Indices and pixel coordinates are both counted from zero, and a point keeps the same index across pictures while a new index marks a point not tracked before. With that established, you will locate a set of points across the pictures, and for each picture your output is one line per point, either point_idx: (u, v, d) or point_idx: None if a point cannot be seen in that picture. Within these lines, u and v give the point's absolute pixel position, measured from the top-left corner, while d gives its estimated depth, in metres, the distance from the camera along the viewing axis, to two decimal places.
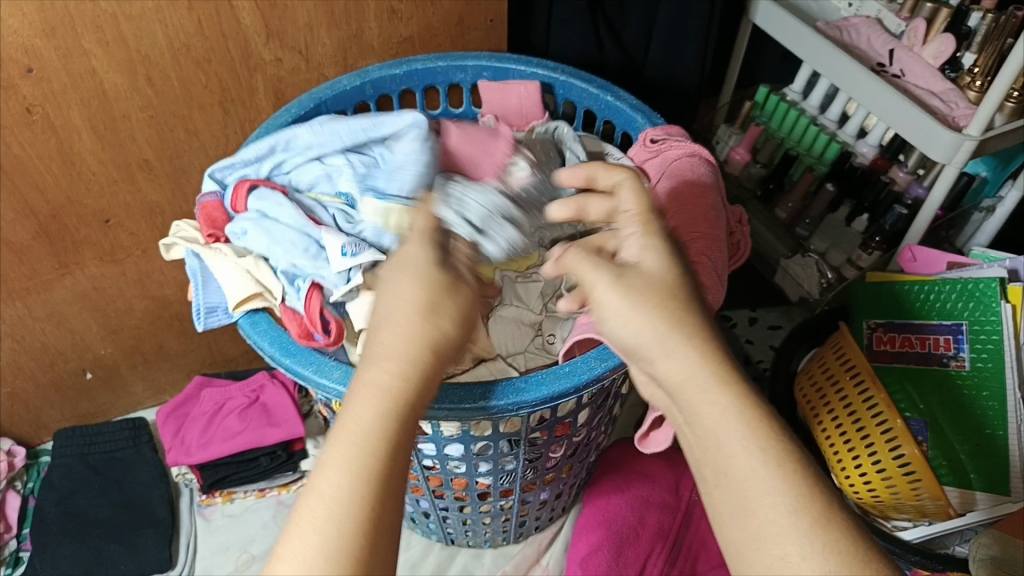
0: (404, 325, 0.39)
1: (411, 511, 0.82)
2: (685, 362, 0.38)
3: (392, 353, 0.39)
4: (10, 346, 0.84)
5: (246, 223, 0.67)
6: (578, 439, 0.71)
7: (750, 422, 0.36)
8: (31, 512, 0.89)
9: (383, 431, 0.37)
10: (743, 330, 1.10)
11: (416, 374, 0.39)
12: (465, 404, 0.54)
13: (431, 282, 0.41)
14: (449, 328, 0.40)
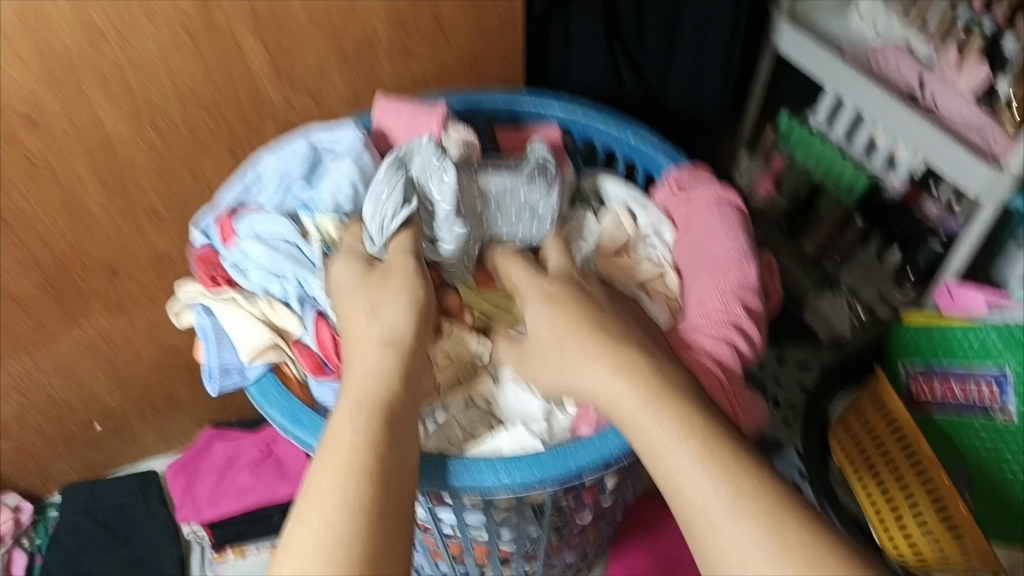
0: (377, 360, 0.49)
1: (430, 573, 0.78)
2: (616, 384, 0.47)
3: (366, 367, 0.49)
4: (17, 400, 0.82)
5: (247, 246, 0.64)
6: (606, 504, 0.67)
7: (712, 460, 0.42)
8: (38, 570, 0.86)
9: (362, 426, 0.44)
10: (772, 371, 1.06)
11: (384, 376, 0.48)
12: (489, 479, 0.52)
13: (388, 299, 0.53)
14: (401, 340, 0.50)
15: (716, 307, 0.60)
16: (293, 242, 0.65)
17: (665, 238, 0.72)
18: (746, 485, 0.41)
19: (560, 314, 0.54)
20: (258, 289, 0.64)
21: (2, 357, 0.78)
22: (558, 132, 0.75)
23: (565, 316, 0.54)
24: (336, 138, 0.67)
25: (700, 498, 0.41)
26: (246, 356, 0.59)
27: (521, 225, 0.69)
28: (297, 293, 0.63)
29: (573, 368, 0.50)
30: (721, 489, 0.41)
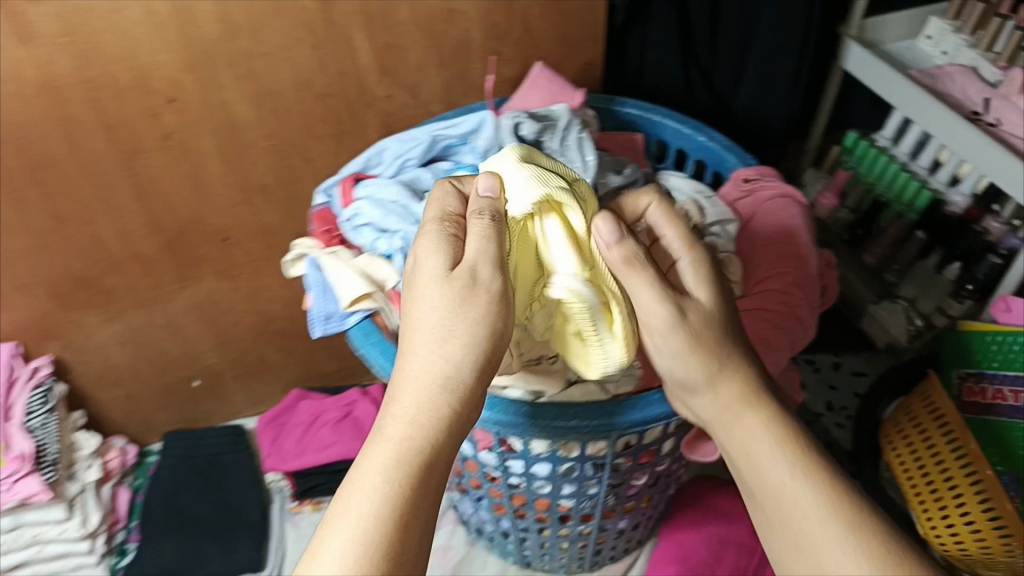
0: (410, 387, 0.46)
1: (491, 530, 0.84)
2: (724, 394, 0.52)
3: (418, 397, 0.46)
4: (131, 350, 0.92)
5: (358, 205, 0.67)
6: (661, 468, 0.72)
7: (817, 483, 0.48)
8: (139, 507, 0.95)
9: (390, 477, 0.44)
10: (826, 375, 1.09)
11: (434, 425, 0.45)
12: (560, 422, 0.58)
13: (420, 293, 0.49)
14: (462, 382, 0.46)
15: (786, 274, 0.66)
16: (402, 201, 0.66)
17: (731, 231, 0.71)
18: (848, 514, 0.47)
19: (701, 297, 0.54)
20: (365, 244, 0.66)
21: (125, 309, 0.88)
22: (643, 137, 0.79)
23: (720, 293, 0.54)
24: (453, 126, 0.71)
25: (803, 521, 0.48)
26: (345, 304, 0.63)
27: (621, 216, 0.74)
28: (400, 244, 0.63)
29: (718, 360, 0.52)
30: (827, 518, 0.47)
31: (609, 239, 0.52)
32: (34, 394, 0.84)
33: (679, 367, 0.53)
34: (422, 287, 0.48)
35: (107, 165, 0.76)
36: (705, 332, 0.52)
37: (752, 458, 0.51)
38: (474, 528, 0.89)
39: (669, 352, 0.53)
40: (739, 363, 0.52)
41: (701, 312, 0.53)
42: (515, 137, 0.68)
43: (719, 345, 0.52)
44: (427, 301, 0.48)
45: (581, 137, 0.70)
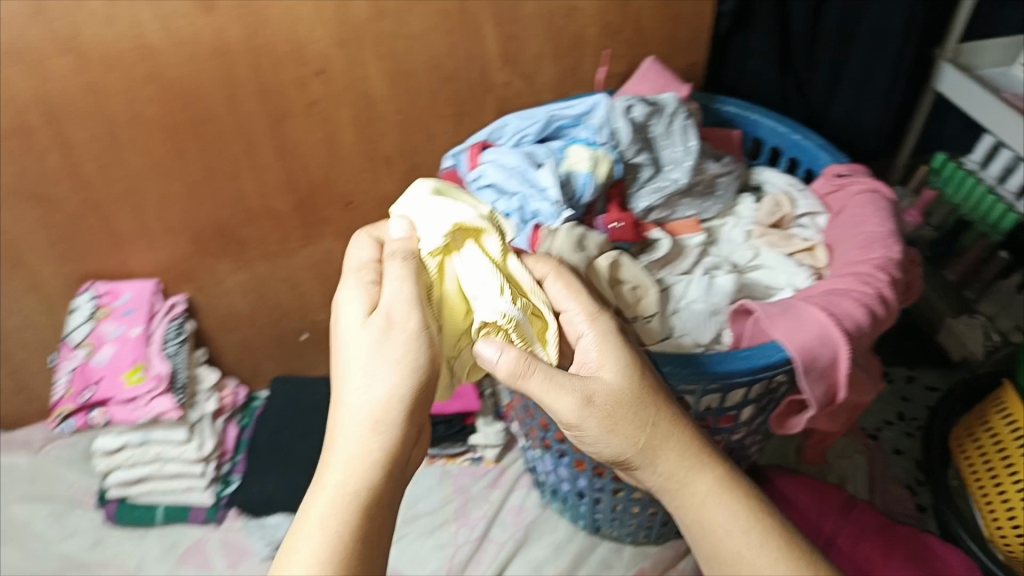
0: (345, 432, 0.52)
1: (567, 490, 0.91)
2: (668, 463, 0.57)
3: (356, 440, 0.52)
4: (253, 298, 1.02)
5: (484, 170, 0.74)
6: (737, 438, 0.77)
7: (762, 534, 0.56)
8: (243, 444, 1.04)
9: (342, 513, 0.50)
10: (900, 387, 1.11)
11: (367, 466, 0.52)
12: None
13: (353, 344, 0.54)
14: (393, 422, 0.52)
15: (864, 270, 0.68)
16: (522, 168, 0.73)
17: (818, 223, 0.79)
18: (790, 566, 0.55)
19: (608, 373, 0.56)
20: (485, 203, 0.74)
21: (253, 259, 0.99)
22: (741, 132, 0.85)
23: (631, 373, 0.56)
24: (571, 107, 0.78)
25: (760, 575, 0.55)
26: None
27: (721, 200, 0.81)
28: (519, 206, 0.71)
29: (644, 431, 0.56)
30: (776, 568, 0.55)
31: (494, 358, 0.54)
32: (171, 325, 0.95)
33: (604, 446, 0.57)
34: (353, 340, 0.54)
35: (257, 126, 0.87)
36: (621, 407, 0.55)
37: (700, 520, 0.58)
38: (550, 488, 0.96)
39: (591, 441, 0.57)
40: (667, 430, 0.57)
41: (610, 393, 0.56)
42: (626, 119, 0.74)
43: (638, 422, 0.56)
44: (355, 352, 0.54)
45: (686, 123, 0.77)
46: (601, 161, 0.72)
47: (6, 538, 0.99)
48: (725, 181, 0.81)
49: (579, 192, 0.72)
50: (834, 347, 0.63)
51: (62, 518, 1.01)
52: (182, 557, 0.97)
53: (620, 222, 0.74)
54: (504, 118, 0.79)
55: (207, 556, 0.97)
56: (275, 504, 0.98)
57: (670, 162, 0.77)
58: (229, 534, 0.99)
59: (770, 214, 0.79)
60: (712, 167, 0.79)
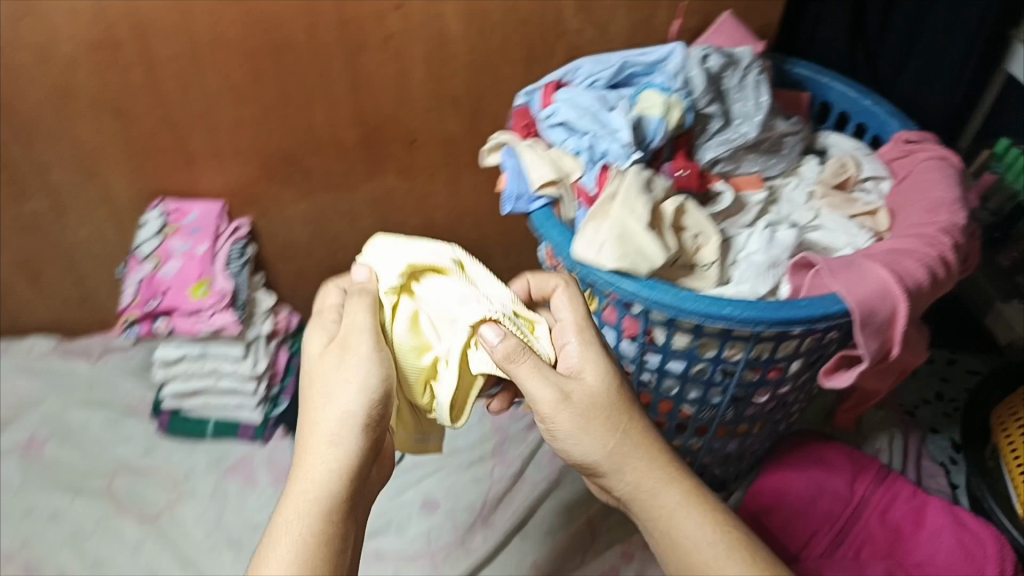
0: (311, 446, 0.57)
1: None
2: (636, 468, 0.62)
3: (316, 456, 0.56)
4: (311, 227, 1.06)
5: (558, 110, 0.75)
6: (782, 392, 0.78)
7: (726, 545, 0.60)
8: (293, 368, 1.08)
9: (310, 522, 0.54)
10: (941, 367, 1.11)
11: (332, 474, 0.56)
12: (689, 303, 0.65)
13: (321, 373, 0.59)
14: (350, 435, 0.57)
15: (930, 233, 0.68)
16: (594, 109, 0.74)
17: (881, 188, 0.80)
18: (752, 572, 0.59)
19: (589, 379, 0.62)
20: (556, 143, 0.75)
21: (315, 190, 1.01)
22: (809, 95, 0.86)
23: (606, 376, 0.62)
24: (646, 54, 0.79)
25: None
26: (534, 186, 0.72)
27: (788, 155, 0.82)
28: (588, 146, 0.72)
29: (616, 435, 0.61)
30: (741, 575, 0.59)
31: (493, 341, 0.60)
32: (235, 248, 0.98)
33: (578, 447, 0.62)
34: (321, 370, 0.60)
35: (332, 57, 0.88)
36: (594, 411, 0.61)
37: (666, 527, 0.62)
38: None
39: (563, 440, 0.62)
40: (635, 438, 0.62)
41: (588, 394, 0.61)
42: (701, 68, 0.75)
43: (609, 425, 0.61)
44: (323, 378, 0.59)
45: (759, 79, 0.78)
46: (672, 108, 0.73)
47: (64, 438, 1.05)
48: (793, 140, 0.81)
49: (648, 134, 0.73)
50: (893, 303, 0.64)
51: (116, 425, 1.06)
52: (230, 470, 1.02)
53: (686, 170, 0.75)
54: (578, 61, 0.80)
55: (253, 471, 1.02)
56: None
57: (740, 114, 0.77)
58: (275, 453, 1.04)
59: (834, 175, 0.80)
60: (781, 125, 0.80)
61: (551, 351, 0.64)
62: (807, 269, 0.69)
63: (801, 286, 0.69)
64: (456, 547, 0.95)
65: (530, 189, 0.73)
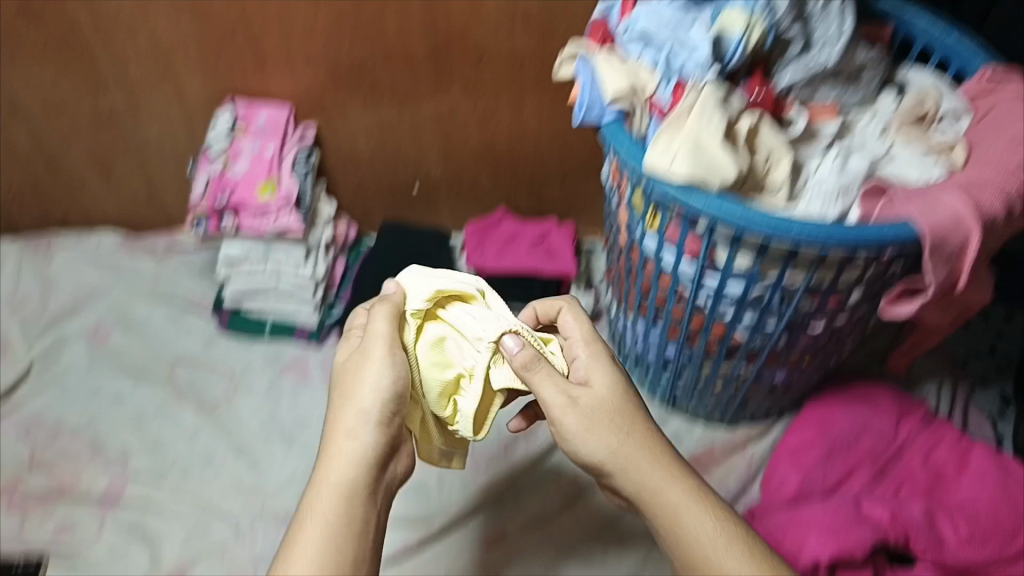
0: (333, 444, 0.61)
1: (652, 361, 0.94)
2: (641, 468, 0.64)
3: (336, 450, 0.60)
4: (375, 139, 1.07)
5: (637, 23, 0.75)
6: (839, 324, 0.78)
7: (732, 546, 0.62)
8: (349, 277, 1.11)
9: (336, 509, 0.58)
10: (996, 324, 1.05)
11: (353, 468, 0.60)
12: (757, 220, 0.65)
13: (343, 380, 0.63)
14: (366, 428, 0.60)
15: (1008, 168, 0.68)
16: (674, 23, 0.74)
17: (959, 125, 0.77)
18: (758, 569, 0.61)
19: (596, 387, 0.67)
20: (631, 56, 0.75)
21: (381, 102, 1.02)
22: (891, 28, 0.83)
23: (612, 387, 0.67)
24: None
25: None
26: (609, 97, 0.71)
27: (867, 87, 0.80)
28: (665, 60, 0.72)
29: (619, 436, 0.64)
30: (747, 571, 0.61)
31: (513, 349, 0.65)
32: (301, 152, 1.00)
33: (585, 449, 0.65)
34: (344, 375, 0.63)
35: None
36: (598, 415, 0.65)
37: (674, 527, 0.64)
38: (633, 358, 0.99)
39: (573, 444, 0.65)
40: (638, 438, 0.65)
41: (592, 399, 0.65)
42: None
43: (614, 426, 0.64)
44: (346, 384, 0.63)
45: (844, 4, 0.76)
46: (754, 27, 0.71)
47: (129, 327, 1.09)
48: (870, 73, 0.80)
49: (727, 53, 0.71)
50: (966, 233, 0.64)
51: (178, 318, 1.10)
52: (285, 369, 1.06)
53: (762, 90, 0.74)
54: None
55: (306, 371, 1.06)
56: None
57: (824, 38, 0.75)
58: (329, 357, 1.07)
59: (913, 109, 0.78)
60: (862, 55, 0.79)
61: (565, 364, 0.68)
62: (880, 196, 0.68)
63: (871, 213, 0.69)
64: (500, 455, 0.96)
65: (604, 100, 0.72)
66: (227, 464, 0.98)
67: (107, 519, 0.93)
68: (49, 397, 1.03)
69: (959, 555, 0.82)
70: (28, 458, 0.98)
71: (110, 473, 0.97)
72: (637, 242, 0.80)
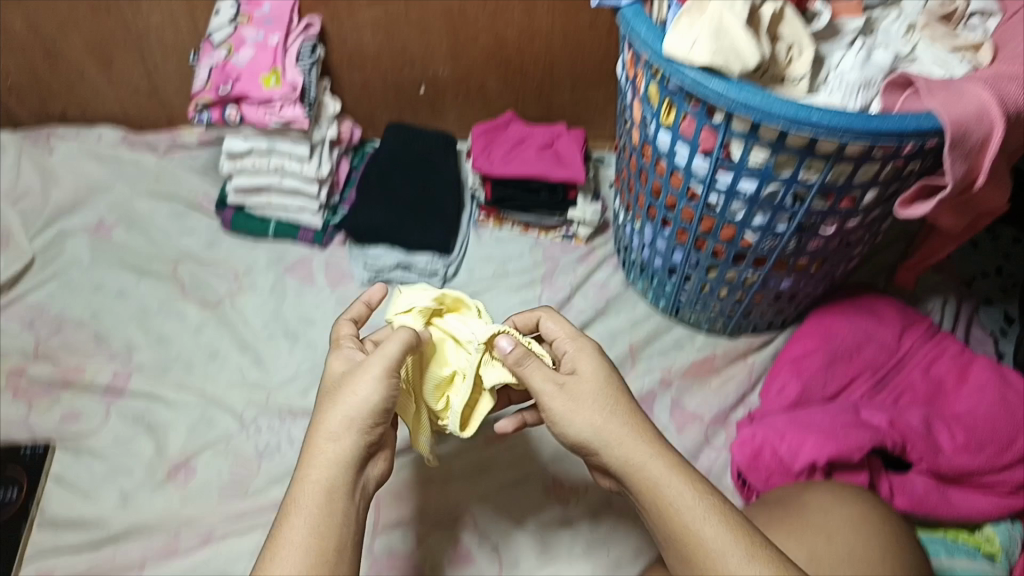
0: (316, 448, 0.59)
1: (657, 268, 0.94)
2: (625, 441, 0.62)
3: (317, 451, 0.59)
4: (381, 36, 1.03)
5: None
6: (850, 226, 0.78)
7: (720, 519, 0.59)
8: (353, 180, 1.11)
9: (314, 506, 0.56)
10: (1004, 245, 1.02)
11: (335, 472, 0.58)
12: (775, 111, 0.63)
13: (329, 393, 0.61)
14: (349, 434, 0.59)
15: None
16: None
17: (988, 23, 0.75)
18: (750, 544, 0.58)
19: (582, 370, 0.65)
20: None
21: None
22: None
23: (598, 370, 0.65)
24: None
25: (723, 556, 0.58)
26: None
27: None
28: None
29: (603, 414, 0.62)
30: (736, 548, 0.58)
31: (507, 348, 0.65)
32: (305, 46, 0.97)
33: (570, 427, 0.63)
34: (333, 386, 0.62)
35: None
36: (584, 394, 0.63)
37: (659, 503, 0.61)
38: (639, 265, 0.98)
39: (560, 426, 0.64)
40: (622, 416, 0.63)
41: (578, 380, 0.64)
42: None
43: (599, 403, 0.63)
44: (333, 392, 0.61)
45: None
46: None
47: (132, 224, 1.08)
48: None
49: None
50: (989, 128, 0.62)
51: (181, 217, 1.09)
52: (289, 269, 1.05)
53: None
54: None
55: (311, 272, 1.05)
56: (380, 232, 1.04)
57: None
58: (333, 258, 1.07)
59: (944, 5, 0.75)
60: None
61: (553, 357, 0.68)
62: (902, 89, 0.67)
63: (892, 107, 0.67)
64: None
65: None
66: (232, 359, 0.98)
67: (112, 408, 0.94)
68: (52, 289, 1.03)
69: (954, 462, 0.83)
70: (33, 349, 0.98)
71: (114, 365, 0.97)
72: (651, 139, 0.78)
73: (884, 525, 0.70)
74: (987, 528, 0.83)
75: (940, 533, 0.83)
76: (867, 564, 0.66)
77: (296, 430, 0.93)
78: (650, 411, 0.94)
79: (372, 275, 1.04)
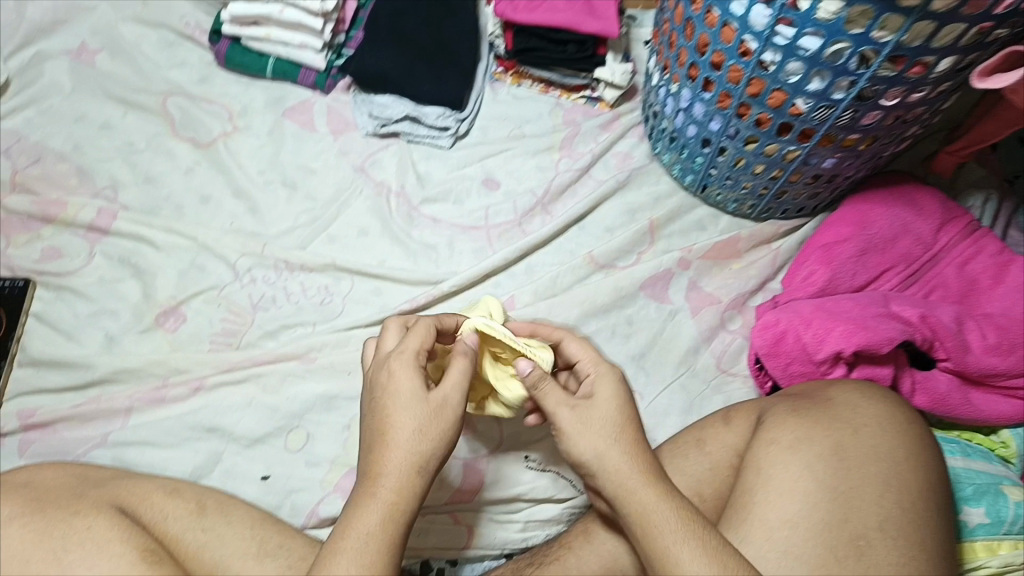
0: (378, 489, 0.55)
1: (689, 137, 0.86)
2: (621, 467, 0.58)
3: (372, 495, 0.55)
4: None
5: None
6: (913, 100, 0.70)
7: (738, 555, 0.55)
8: (361, 20, 1.01)
9: (387, 530, 0.53)
10: None
11: (399, 517, 0.54)
12: None
13: (393, 425, 0.57)
14: (417, 472, 0.56)
15: None
16: None
17: None
18: None
19: (597, 397, 0.61)
20: None
21: None
22: None
23: (617, 397, 0.61)
24: None
25: None
26: None
27: None
28: None
29: (609, 440, 0.59)
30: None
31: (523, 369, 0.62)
32: None
33: (571, 447, 0.60)
34: (394, 410, 0.57)
35: None
36: (591, 421, 0.60)
37: (647, 536, 0.56)
38: (669, 134, 0.91)
39: (565, 444, 0.61)
40: (628, 443, 0.59)
41: (590, 407, 0.61)
42: None
43: (607, 430, 0.60)
44: (400, 423, 0.57)
45: None
46: None
47: (117, 51, 0.99)
48: None
49: None
50: None
51: (171, 47, 1.00)
52: (289, 112, 0.97)
53: None
54: None
55: (311, 118, 0.97)
56: (387, 80, 0.94)
57: None
58: (336, 104, 0.98)
59: None
60: None
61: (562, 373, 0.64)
62: None
63: None
64: (517, 228, 0.92)
65: None
66: (225, 205, 0.92)
67: (96, 247, 0.88)
68: (30, 116, 0.95)
69: (981, 362, 0.79)
70: (10, 178, 0.91)
71: (98, 201, 0.91)
72: None
73: (909, 423, 0.65)
74: (1004, 433, 0.81)
75: (954, 433, 0.82)
76: (898, 465, 0.62)
77: (292, 284, 0.87)
78: (665, 292, 0.89)
79: (379, 125, 0.96)
